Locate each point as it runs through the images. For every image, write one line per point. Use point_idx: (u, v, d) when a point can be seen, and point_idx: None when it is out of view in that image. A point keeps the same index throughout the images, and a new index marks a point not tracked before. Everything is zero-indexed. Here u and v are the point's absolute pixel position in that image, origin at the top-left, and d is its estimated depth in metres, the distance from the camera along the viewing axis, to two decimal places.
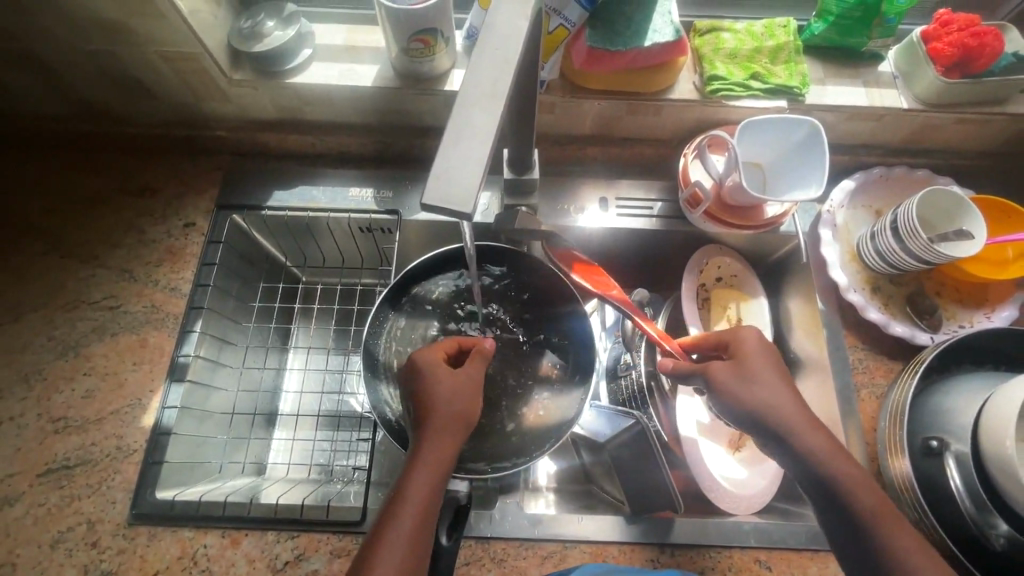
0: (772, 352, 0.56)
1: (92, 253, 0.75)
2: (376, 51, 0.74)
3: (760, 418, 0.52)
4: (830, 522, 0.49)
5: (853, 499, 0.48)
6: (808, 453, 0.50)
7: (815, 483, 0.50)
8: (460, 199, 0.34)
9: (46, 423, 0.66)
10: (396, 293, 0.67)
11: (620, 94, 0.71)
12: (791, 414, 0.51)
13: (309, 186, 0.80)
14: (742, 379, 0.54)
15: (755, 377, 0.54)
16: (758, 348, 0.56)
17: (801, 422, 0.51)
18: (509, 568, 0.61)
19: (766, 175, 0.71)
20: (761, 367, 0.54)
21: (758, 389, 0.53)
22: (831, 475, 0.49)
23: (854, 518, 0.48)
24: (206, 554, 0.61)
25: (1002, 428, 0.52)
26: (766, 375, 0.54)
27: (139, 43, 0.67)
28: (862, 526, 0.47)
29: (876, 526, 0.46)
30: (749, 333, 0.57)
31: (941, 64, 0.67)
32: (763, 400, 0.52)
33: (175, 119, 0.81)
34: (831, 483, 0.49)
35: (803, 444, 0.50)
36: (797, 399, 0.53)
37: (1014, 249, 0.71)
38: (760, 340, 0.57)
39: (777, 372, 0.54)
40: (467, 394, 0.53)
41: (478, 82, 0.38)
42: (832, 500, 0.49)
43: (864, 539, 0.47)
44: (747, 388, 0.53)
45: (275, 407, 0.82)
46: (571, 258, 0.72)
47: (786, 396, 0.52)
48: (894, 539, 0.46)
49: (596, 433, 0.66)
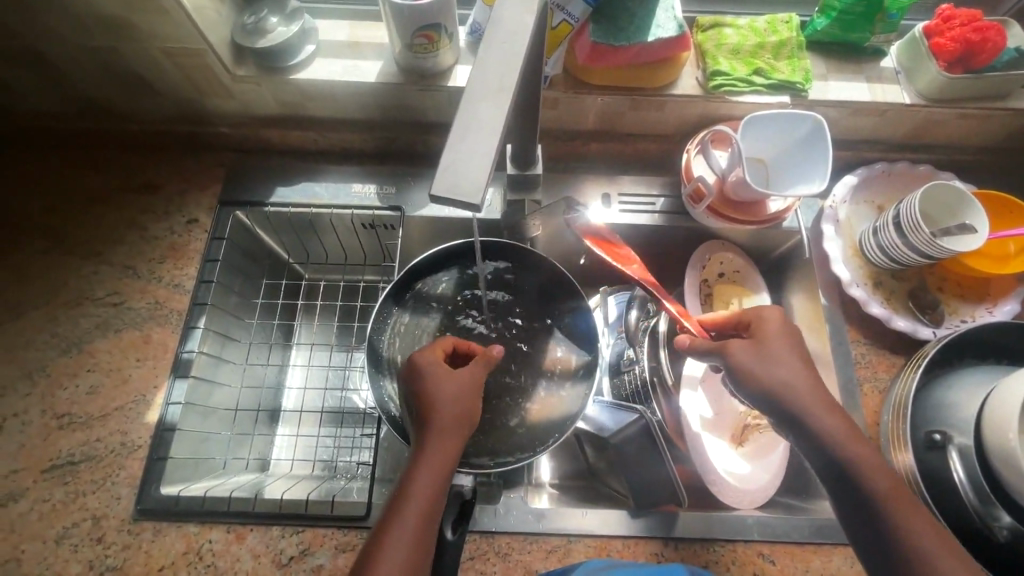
0: (795, 335, 0.56)
1: (94, 250, 0.75)
2: (379, 47, 0.74)
3: (778, 398, 0.52)
4: (842, 503, 0.50)
5: (867, 482, 0.48)
6: (821, 434, 0.50)
7: (829, 467, 0.50)
8: (469, 191, 0.34)
9: (49, 419, 0.66)
10: (399, 289, 0.68)
11: (623, 90, 0.71)
12: (807, 399, 0.51)
13: (311, 182, 0.80)
14: (762, 359, 0.54)
15: (774, 358, 0.53)
16: (781, 329, 0.56)
17: (818, 409, 0.51)
18: (513, 563, 0.61)
19: (768, 171, 0.72)
20: (781, 346, 0.54)
21: (776, 369, 0.53)
22: (842, 458, 0.49)
23: (868, 499, 0.48)
24: (211, 549, 0.61)
25: (1005, 421, 0.52)
26: (785, 358, 0.53)
27: (142, 40, 0.67)
28: (874, 510, 0.47)
29: (889, 511, 0.47)
30: (773, 312, 0.57)
31: (942, 59, 0.68)
32: (781, 380, 0.52)
33: (177, 116, 0.81)
34: (844, 466, 0.49)
35: (818, 427, 0.50)
36: (816, 385, 0.52)
37: (1015, 244, 0.71)
38: (782, 321, 0.57)
39: (798, 355, 0.54)
40: (467, 395, 0.53)
41: (485, 76, 0.38)
42: (846, 485, 0.49)
43: (878, 522, 0.47)
44: (765, 369, 0.53)
45: (278, 403, 0.82)
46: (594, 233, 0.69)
47: (804, 377, 0.52)
48: (909, 521, 0.46)
49: (600, 427, 0.67)
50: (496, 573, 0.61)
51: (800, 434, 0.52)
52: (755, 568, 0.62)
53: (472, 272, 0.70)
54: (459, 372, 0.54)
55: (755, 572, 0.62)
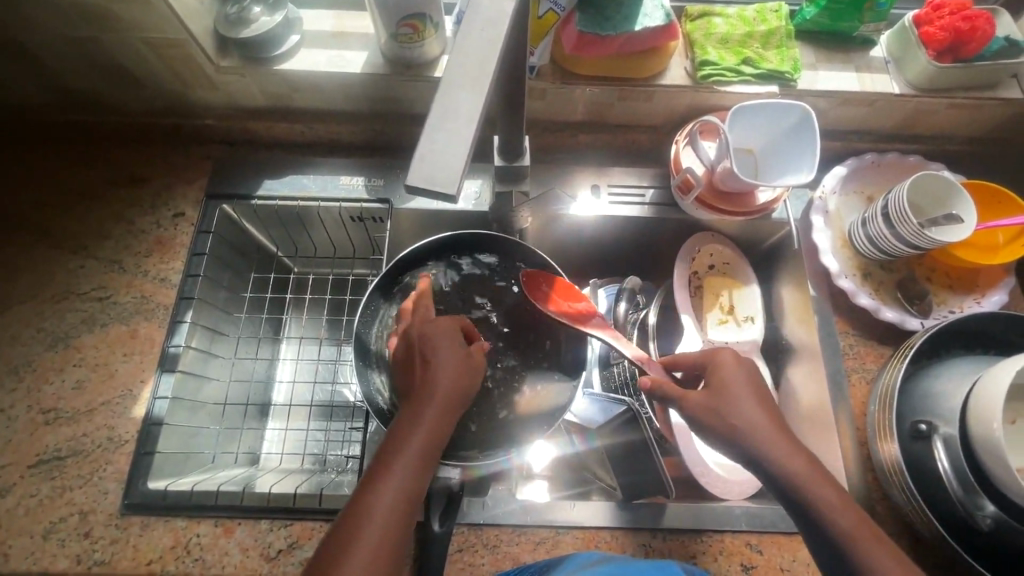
0: (755, 380, 0.55)
1: (80, 245, 0.75)
2: (365, 37, 0.73)
3: (741, 446, 0.51)
4: (812, 542, 0.49)
5: (828, 524, 0.47)
6: (783, 479, 0.49)
7: (794, 505, 0.49)
8: (445, 181, 0.34)
9: (36, 414, 0.66)
10: (388, 282, 0.67)
11: (610, 81, 0.70)
12: (771, 444, 0.50)
13: (299, 175, 0.79)
14: (721, 407, 0.53)
15: (732, 406, 0.52)
16: (737, 373, 0.55)
17: (782, 451, 0.50)
18: (502, 554, 0.62)
19: (757, 160, 0.71)
20: (740, 391, 0.53)
21: (734, 419, 0.52)
22: (807, 498, 0.48)
23: (832, 542, 0.47)
24: (199, 543, 0.61)
25: (990, 411, 0.52)
26: (745, 404, 0.52)
27: (124, 31, 0.66)
28: (839, 548, 0.46)
29: (849, 549, 0.46)
30: (729, 355, 0.56)
31: (932, 48, 0.67)
32: (745, 426, 0.51)
33: (162, 107, 0.80)
34: (806, 506, 0.48)
35: (781, 472, 0.49)
36: (780, 429, 0.51)
37: (1004, 234, 0.71)
38: (740, 364, 0.55)
39: (760, 402, 0.53)
40: (469, 365, 0.53)
41: (464, 65, 0.37)
42: (812, 529, 0.48)
43: (845, 561, 0.46)
44: (724, 420, 0.52)
45: (268, 398, 0.82)
46: (544, 277, 0.68)
47: (766, 421, 0.52)
48: (874, 558, 0.45)
49: (589, 420, 0.76)
50: (485, 564, 0.61)
51: (765, 479, 0.51)
52: (741, 558, 0.63)
53: (460, 264, 0.69)
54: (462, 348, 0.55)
55: (741, 562, 0.62)
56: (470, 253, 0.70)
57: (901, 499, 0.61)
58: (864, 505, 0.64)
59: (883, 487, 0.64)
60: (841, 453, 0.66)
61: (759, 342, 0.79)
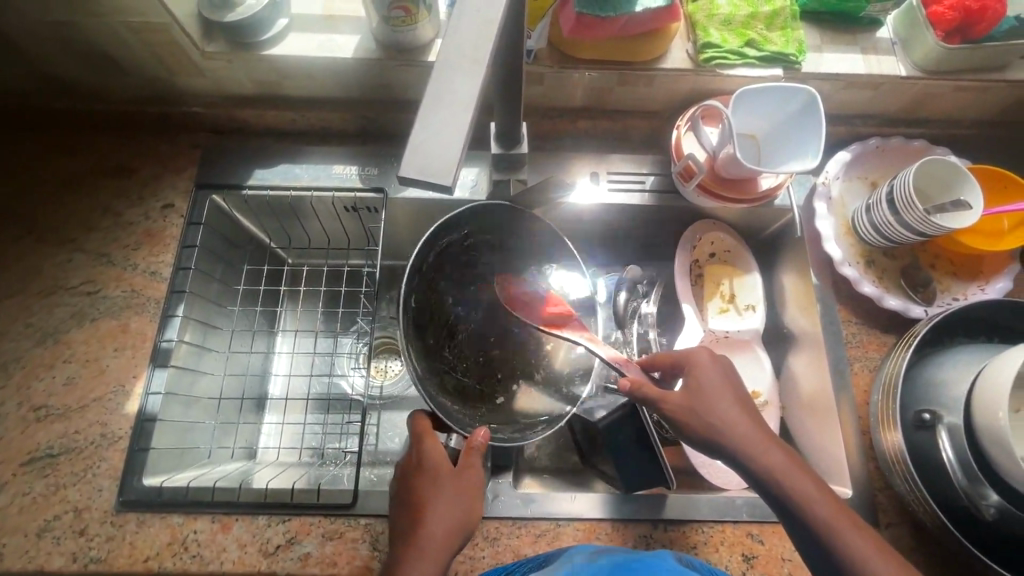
0: (731, 379, 0.54)
1: (66, 238, 0.73)
2: (357, 21, 0.71)
3: (721, 444, 0.50)
4: (797, 538, 0.48)
5: (808, 514, 0.47)
6: (763, 477, 0.49)
7: (775, 503, 0.48)
8: (439, 171, 0.33)
9: (26, 412, 0.64)
10: (445, 227, 0.61)
11: (608, 65, 0.68)
12: (748, 442, 0.50)
13: (290, 164, 0.77)
14: (699, 406, 0.52)
15: (709, 405, 0.52)
16: (714, 370, 0.54)
17: (757, 447, 0.49)
18: (502, 547, 0.61)
19: (760, 147, 0.70)
20: (717, 391, 0.52)
21: (711, 417, 0.51)
22: (788, 493, 0.48)
23: (815, 536, 0.46)
24: (196, 539, 0.60)
25: (996, 401, 0.51)
26: (719, 401, 0.52)
27: (106, 15, 0.63)
28: (821, 539, 0.46)
29: (833, 540, 0.46)
30: (705, 355, 0.55)
31: (941, 28, 0.65)
32: (722, 423, 0.51)
33: (148, 95, 0.77)
34: (785, 500, 0.48)
35: (757, 468, 0.49)
36: (755, 424, 0.51)
37: (1009, 220, 0.70)
38: (716, 362, 0.55)
39: (737, 401, 0.52)
40: (465, 476, 0.52)
41: (459, 50, 0.36)
42: (794, 524, 0.48)
43: (829, 555, 0.46)
44: (701, 419, 0.51)
45: (264, 390, 0.81)
46: (516, 287, 0.67)
47: (741, 418, 0.51)
48: (853, 547, 0.45)
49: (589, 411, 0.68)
50: (485, 558, 0.60)
51: (744, 475, 0.50)
52: (742, 548, 0.62)
53: (499, 238, 0.66)
54: (459, 472, 0.53)
55: (742, 552, 0.62)
56: (510, 235, 0.66)
57: (904, 488, 0.61)
58: (866, 493, 0.64)
59: (885, 476, 0.64)
60: (843, 442, 0.66)
61: (761, 331, 0.78)
